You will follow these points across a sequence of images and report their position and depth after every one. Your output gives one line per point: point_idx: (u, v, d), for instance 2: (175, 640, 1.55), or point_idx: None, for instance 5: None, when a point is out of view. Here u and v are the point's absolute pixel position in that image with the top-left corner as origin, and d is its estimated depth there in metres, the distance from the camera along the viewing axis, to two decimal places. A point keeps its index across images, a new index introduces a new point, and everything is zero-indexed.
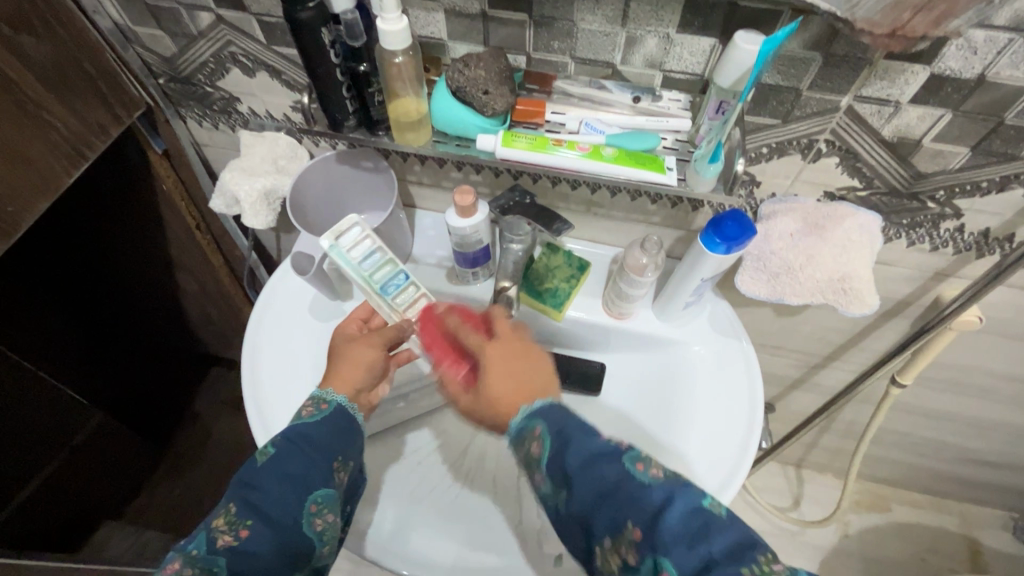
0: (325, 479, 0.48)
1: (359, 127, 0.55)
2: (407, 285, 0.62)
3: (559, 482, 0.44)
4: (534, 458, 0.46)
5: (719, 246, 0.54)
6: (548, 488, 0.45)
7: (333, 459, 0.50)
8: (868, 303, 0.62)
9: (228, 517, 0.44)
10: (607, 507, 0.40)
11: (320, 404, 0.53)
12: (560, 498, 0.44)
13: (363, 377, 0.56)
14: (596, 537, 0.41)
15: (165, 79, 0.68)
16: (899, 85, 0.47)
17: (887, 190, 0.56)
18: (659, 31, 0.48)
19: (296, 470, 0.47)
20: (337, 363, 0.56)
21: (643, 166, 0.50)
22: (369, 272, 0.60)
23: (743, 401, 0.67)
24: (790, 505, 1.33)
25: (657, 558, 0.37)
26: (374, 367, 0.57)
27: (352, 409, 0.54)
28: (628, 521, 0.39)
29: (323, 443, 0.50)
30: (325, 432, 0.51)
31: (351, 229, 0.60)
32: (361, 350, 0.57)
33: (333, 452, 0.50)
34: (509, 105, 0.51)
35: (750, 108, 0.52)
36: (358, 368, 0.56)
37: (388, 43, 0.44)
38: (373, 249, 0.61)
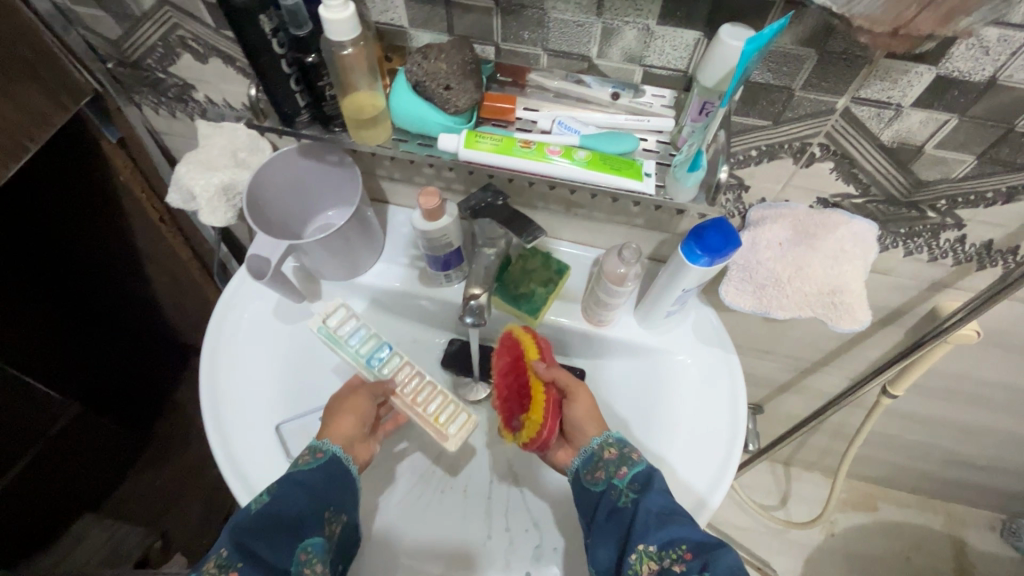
0: (316, 528, 0.49)
1: (314, 123, 0.50)
2: (391, 356, 0.65)
3: (635, 487, 0.51)
4: (627, 459, 0.54)
5: (700, 258, 0.50)
6: (621, 484, 0.52)
7: (326, 509, 0.51)
8: (857, 320, 0.58)
9: (219, 560, 0.44)
10: (672, 524, 0.46)
11: (316, 452, 0.55)
12: (624, 500, 0.51)
13: (355, 428, 0.59)
14: (642, 541, 0.46)
15: (113, 63, 0.63)
16: (901, 87, 0.42)
17: (884, 198, 0.52)
18: (638, 23, 0.43)
19: (292, 515, 0.49)
20: (328, 417, 0.59)
21: (619, 173, 0.46)
22: (356, 348, 0.64)
23: (726, 418, 0.64)
24: (776, 503, 1.32)
25: (701, 574, 0.42)
26: (366, 417, 0.60)
27: (346, 458, 0.56)
28: (683, 541, 0.45)
29: (320, 490, 0.52)
30: (320, 479, 0.53)
31: (338, 311, 0.66)
32: (350, 402, 0.60)
33: (326, 502, 0.52)
34: (474, 102, 0.47)
35: (737, 108, 0.47)
36: (350, 416, 0.59)
37: (334, 33, 0.40)
38: (359, 328, 0.66)
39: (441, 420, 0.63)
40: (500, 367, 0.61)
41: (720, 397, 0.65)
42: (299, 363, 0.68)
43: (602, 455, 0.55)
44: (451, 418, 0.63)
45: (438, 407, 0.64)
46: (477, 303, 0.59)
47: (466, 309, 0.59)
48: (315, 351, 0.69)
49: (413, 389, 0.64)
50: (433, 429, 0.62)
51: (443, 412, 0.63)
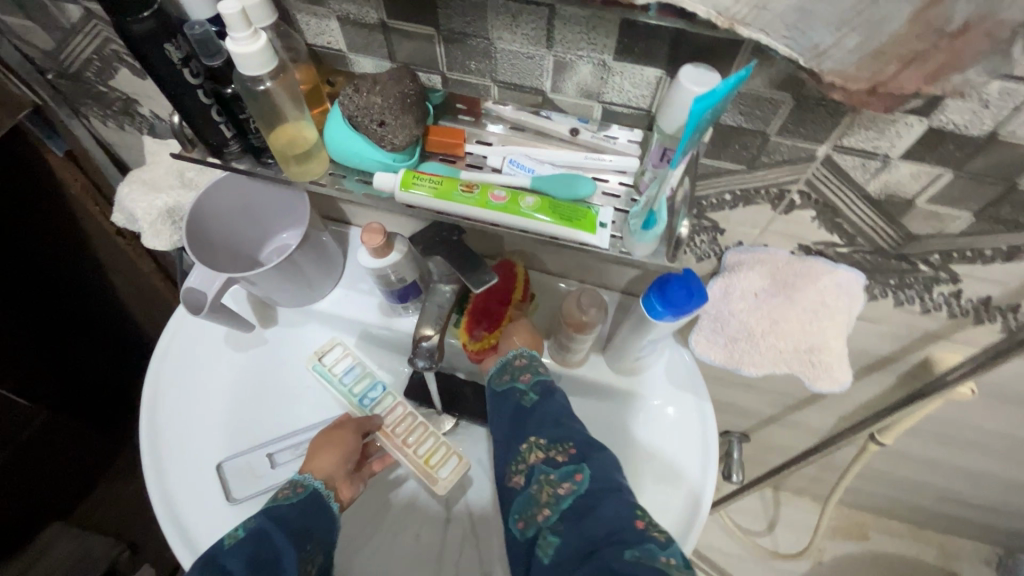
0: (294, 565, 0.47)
1: (245, 154, 0.46)
2: (384, 396, 0.65)
3: (536, 394, 0.52)
4: (531, 367, 0.54)
5: (664, 314, 0.46)
6: (524, 387, 0.53)
7: (304, 548, 0.49)
8: (838, 379, 0.54)
9: None
10: (563, 427, 0.48)
11: (297, 488, 0.54)
12: (525, 398, 0.52)
13: (337, 465, 0.57)
14: (535, 434, 0.48)
15: (52, 74, 0.58)
16: (888, 137, 0.37)
17: (871, 248, 0.47)
18: (592, 58, 0.38)
19: (266, 553, 0.47)
20: (311, 451, 0.58)
21: (570, 224, 0.41)
22: (350, 385, 0.65)
23: (693, 474, 0.59)
24: (763, 528, 1.27)
25: (580, 464, 0.45)
26: (349, 456, 0.58)
27: (327, 495, 0.55)
28: (571, 440, 0.47)
29: (296, 528, 0.50)
30: (297, 517, 0.52)
31: (334, 349, 0.67)
32: (333, 438, 0.59)
33: (302, 540, 0.50)
34: (415, 137, 0.42)
35: (707, 150, 0.42)
36: (331, 453, 0.57)
37: (247, 67, 0.35)
38: (353, 365, 0.66)
39: (431, 462, 0.61)
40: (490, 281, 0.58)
41: (690, 449, 0.60)
42: (250, 392, 0.64)
43: (513, 363, 0.56)
44: (442, 459, 0.61)
45: (429, 447, 0.62)
46: (427, 345, 0.55)
47: (416, 352, 0.55)
48: (266, 380, 0.66)
49: (406, 428, 0.63)
50: (423, 472, 0.61)
51: (435, 454, 0.62)
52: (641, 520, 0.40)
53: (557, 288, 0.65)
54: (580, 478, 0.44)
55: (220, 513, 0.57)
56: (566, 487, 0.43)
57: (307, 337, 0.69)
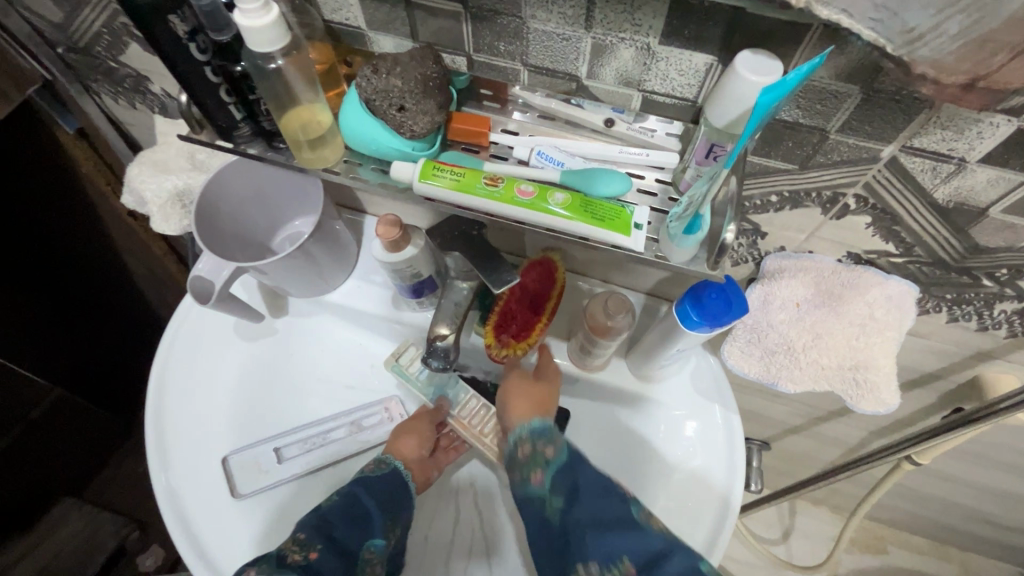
0: (380, 530, 0.51)
1: (256, 138, 0.43)
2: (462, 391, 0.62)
3: (559, 494, 0.48)
4: (541, 458, 0.50)
5: (700, 325, 0.43)
6: (543, 491, 0.48)
7: (388, 516, 0.53)
8: (884, 401, 0.50)
9: (298, 542, 0.48)
10: (607, 538, 0.44)
11: (380, 463, 0.57)
12: (552, 507, 0.47)
13: (418, 449, 0.59)
14: (581, 561, 0.44)
15: (62, 48, 0.56)
16: (967, 139, 0.33)
17: (929, 260, 0.43)
18: (635, 41, 0.34)
19: (359, 511, 0.52)
20: (394, 433, 0.60)
21: (602, 224, 0.37)
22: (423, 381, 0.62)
23: (718, 493, 0.55)
24: (778, 537, 1.24)
25: None
26: (427, 440, 0.60)
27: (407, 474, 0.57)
28: (626, 555, 0.43)
29: (383, 497, 0.54)
30: (383, 489, 0.55)
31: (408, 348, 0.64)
32: (410, 425, 0.60)
33: (388, 510, 0.53)
34: (437, 125, 0.39)
35: (755, 147, 0.39)
36: (411, 437, 0.59)
37: (256, 44, 0.32)
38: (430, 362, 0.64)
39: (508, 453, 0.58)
40: (524, 282, 0.56)
41: (714, 464, 0.57)
42: (258, 383, 0.63)
43: (518, 453, 0.51)
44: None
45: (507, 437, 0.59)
46: (442, 345, 0.52)
47: (432, 352, 0.52)
48: (274, 370, 0.64)
49: (481, 422, 0.60)
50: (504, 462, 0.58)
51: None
52: None
53: (580, 287, 0.62)
54: None
55: (226, 510, 0.56)
56: None
57: (317, 327, 0.67)
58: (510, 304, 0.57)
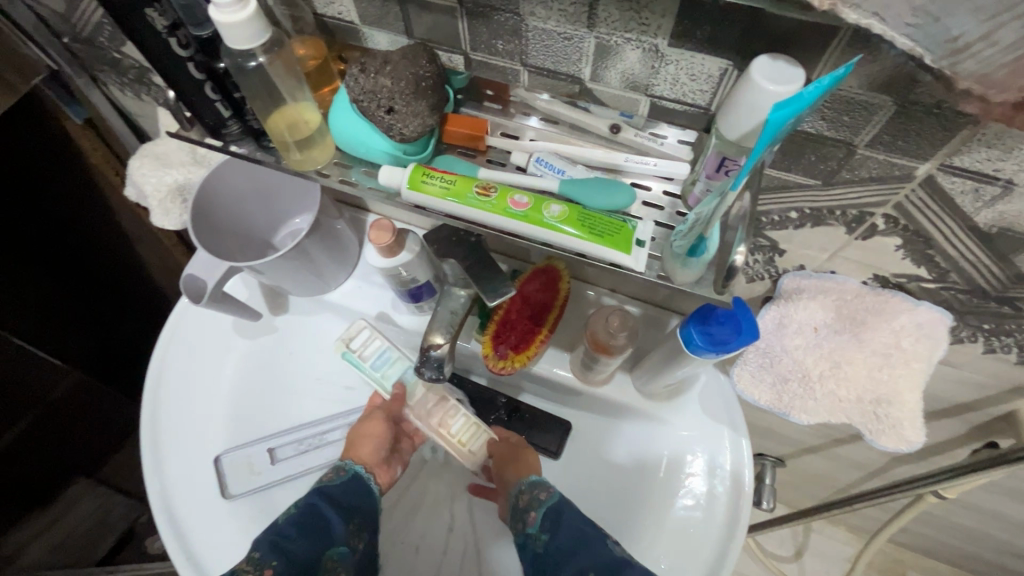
0: (343, 536, 0.47)
1: (246, 137, 0.42)
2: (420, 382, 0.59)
3: (546, 529, 0.47)
4: (535, 501, 0.50)
5: (707, 350, 0.40)
6: (534, 529, 0.48)
7: (351, 522, 0.49)
8: (909, 439, 0.46)
9: (251, 561, 0.42)
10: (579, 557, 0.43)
11: (338, 470, 0.54)
12: (538, 540, 0.47)
13: (377, 449, 0.56)
14: None
15: (67, 38, 0.55)
16: (1016, 159, 0.29)
17: (966, 287, 0.39)
18: (642, 42, 0.31)
19: (319, 522, 0.47)
20: (349, 440, 0.57)
21: (600, 239, 0.35)
22: (380, 371, 0.59)
23: (719, 524, 0.52)
24: (790, 555, 1.19)
25: None
26: (387, 440, 0.57)
27: (369, 477, 0.54)
28: (592, 568, 0.42)
29: (345, 504, 0.50)
30: (343, 494, 0.51)
31: (361, 332, 0.59)
32: (367, 426, 0.58)
33: (350, 515, 0.50)
34: (428, 128, 0.37)
35: (774, 160, 0.35)
36: (368, 439, 0.56)
37: (234, 40, 0.31)
38: (384, 348, 0.59)
39: (464, 440, 0.57)
40: (524, 290, 0.54)
41: (718, 494, 0.53)
42: (254, 383, 0.62)
43: (517, 502, 0.51)
44: (475, 437, 0.57)
45: (461, 427, 0.57)
46: (436, 355, 0.50)
47: (424, 362, 0.50)
48: (271, 370, 0.63)
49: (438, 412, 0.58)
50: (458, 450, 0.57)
51: (468, 434, 0.57)
52: None
53: (585, 296, 0.59)
54: None
55: (216, 512, 0.55)
56: None
57: (318, 328, 0.66)
58: (511, 313, 0.54)
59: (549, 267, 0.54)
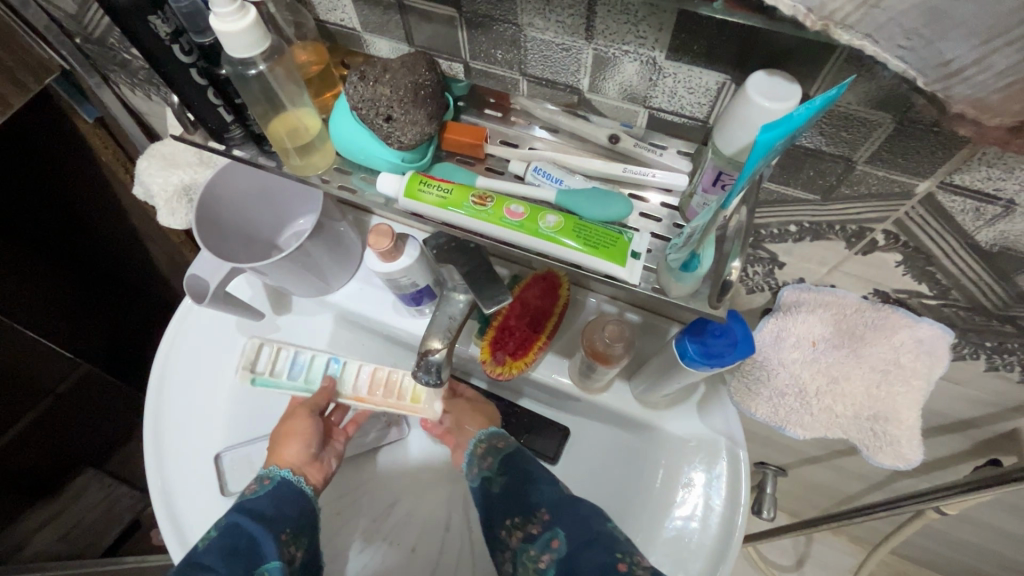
0: (273, 551, 0.46)
1: (249, 141, 0.42)
2: (345, 366, 0.58)
3: (502, 473, 0.52)
4: (493, 449, 0.55)
5: (701, 363, 0.40)
6: (491, 473, 0.53)
7: (280, 532, 0.48)
8: (906, 456, 0.45)
9: None
10: (529, 493, 0.49)
11: (263, 480, 0.52)
12: (494, 480, 0.52)
13: (302, 447, 0.55)
14: (510, 513, 0.49)
15: (79, 39, 0.56)
16: (1017, 179, 0.29)
17: (967, 305, 0.39)
18: (640, 55, 0.31)
19: (243, 543, 0.45)
20: (275, 444, 0.56)
21: (596, 252, 0.34)
22: (302, 377, 0.57)
23: (713, 536, 0.52)
24: (791, 564, 1.18)
25: (554, 530, 0.45)
26: (312, 438, 0.56)
27: (299, 481, 0.53)
28: (542, 506, 0.47)
29: (268, 516, 0.48)
30: (272, 507, 0.49)
31: (260, 352, 0.57)
32: (293, 426, 0.56)
33: (278, 526, 0.48)
34: (425, 135, 0.37)
35: (773, 174, 0.35)
36: (293, 440, 0.55)
37: (234, 48, 0.31)
38: (295, 356, 0.58)
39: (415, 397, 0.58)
40: (524, 296, 0.54)
41: (714, 505, 0.53)
42: (256, 382, 0.62)
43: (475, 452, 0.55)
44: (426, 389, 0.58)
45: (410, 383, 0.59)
46: (433, 360, 0.50)
47: (422, 367, 0.51)
48: None
49: (381, 385, 0.58)
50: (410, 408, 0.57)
51: (415, 388, 0.58)
52: (624, 563, 0.40)
53: (584, 301, 0.59)
54: (556, 543, 0.45)
55: (215, 510, 0.56)
56: (546, 559, 0.44)
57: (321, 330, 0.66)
58: (510, 319, 0.54)
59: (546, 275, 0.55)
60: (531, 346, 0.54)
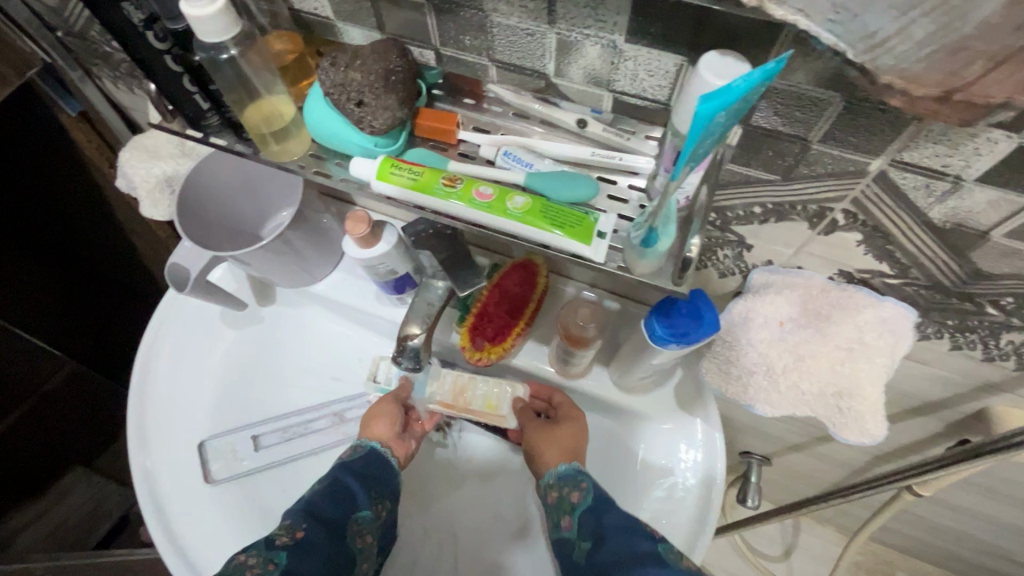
0: (367, 503, 0.50)
1: (226, 129, 0.43)
2: (432, 373, 0.59)
3: (587, 536, 0.44)
4: (568, 504, 0.47)
5: (669, 342, 0.41)
6: (572, 535, 0.45)
7: (373, 491, 0.52)
8: (871, 432, 0.47)
9: (284, 527, 0.45)
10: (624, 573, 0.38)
11: (357, 447, 0.55)
12: (581, 550, 0.44)
13: (389, 427, 0.57)
14: None
15: (61, 32, 0.56)
16: (963, 154, 0.30)
17: (927, 283, 0.40)
18: (600, 38, 0.32)
19: (342, 491, 0.50)
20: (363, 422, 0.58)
21: (562, 231, 0.35)
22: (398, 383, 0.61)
23: (689, 516, 0.53)
24: (779, 555, 1.18)
25: None
26: (396, 418, 0.58)
27: (385, 452, 0.55)
28: None
29: (366, 474, 0.53)
30: (364, 467, 0.53)
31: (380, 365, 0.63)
32: (377, 407, 0.59)
33: (370, 485, 0.52)
34: (397, 120, 0.38)
35: (734, 156, 0.36)
36: (381, 417, 0.57)
37: (205, 33, 0.32)
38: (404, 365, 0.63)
39: (492, 404, 0.57)
40: (505, 284, 0.55)
41: (690, 486, 0.54)
42: (240, 370, 0.63)
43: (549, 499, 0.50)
44: (502, 398, 0.57)
45: (486, 390, 0.58)
46: (412, 346, 0.51)
47: (402, 352, 0.52)
48: (256, 358, 0.64)
49: (460, 392, 0.58)
50: (490, 418, 0.57)
51: (490, 396, 0.57)
52: None
53: (564, 290, 0.60)
54: None
55: (200, 496, 0.57)
56: None
57: (305, 319, 0.67)
58: (490, 307, 0.55)
59: (527, 262, 0.56)
60: (510, 335, 0.55)
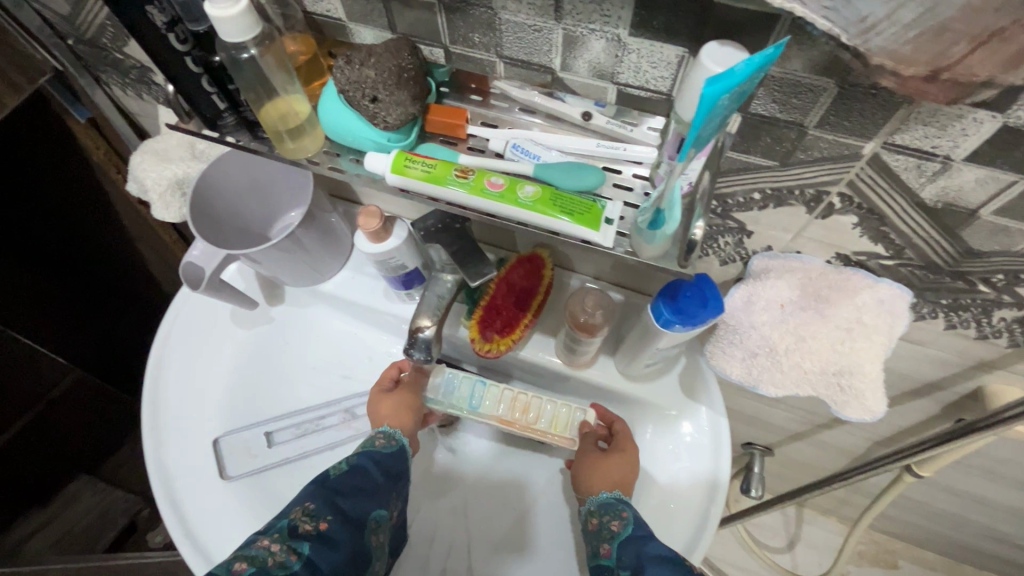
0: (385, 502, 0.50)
1: (242, 128, 0.44)
2: (489, 388, 0.58)
3: (626, 565, 0.45)
4: (608, 532, 0.49)
5: (674, 323, 0.43)
6: (609, 563, 0.47)
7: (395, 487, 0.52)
8: (870, 409, 0.48)
9: (307, 512, 0.46)
10: None
11: (390, 440, 0.56)
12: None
13: (415, 420, 0.59)
14: None
15: (71, 40, 0.57)
16: (950, 135, 0.31)
17: (921, 263, 0.42)
18: (605, 32, 0.34)
19: (366, 483, 0.50)
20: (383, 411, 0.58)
21: (573, 218, 0.37)
22: (452, 397, 0.58)
23: (697, 498, 0.55)
24: (783, 546, 1.19)
25: None
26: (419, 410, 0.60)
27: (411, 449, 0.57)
28: None
29: (393, 472, 0.53)
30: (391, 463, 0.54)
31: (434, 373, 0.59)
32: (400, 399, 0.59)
33: (395, 485, 0.53)
34: (411, 115, 0.39)
35: (733, 143, 0.38)
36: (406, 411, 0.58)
37: (229, 34, 0.33)
38: (454, 375, 0.59)
39: (560, 428, 0.55)
40: (510, 278, 0.56)
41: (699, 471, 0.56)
42: (252, 366, 0.64)
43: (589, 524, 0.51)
44: (572, 421, 0.56)
45: (553, 411, 0.57)
46: (424, 337, 0.53)
47: (413, 344, 0.53)
48: (266, 354, 0.65)
49: (522, 410, 0.56)
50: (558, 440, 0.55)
51: (557, 417, 0.56)
52: None
53: (569, 283, 0.61)
54: None
55: (215, 490, 0.57)
56: None
57: (315, 318, 0.68)
58: (498, 301, 0.56)
59: (534, 257, 0.57)
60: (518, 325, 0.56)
